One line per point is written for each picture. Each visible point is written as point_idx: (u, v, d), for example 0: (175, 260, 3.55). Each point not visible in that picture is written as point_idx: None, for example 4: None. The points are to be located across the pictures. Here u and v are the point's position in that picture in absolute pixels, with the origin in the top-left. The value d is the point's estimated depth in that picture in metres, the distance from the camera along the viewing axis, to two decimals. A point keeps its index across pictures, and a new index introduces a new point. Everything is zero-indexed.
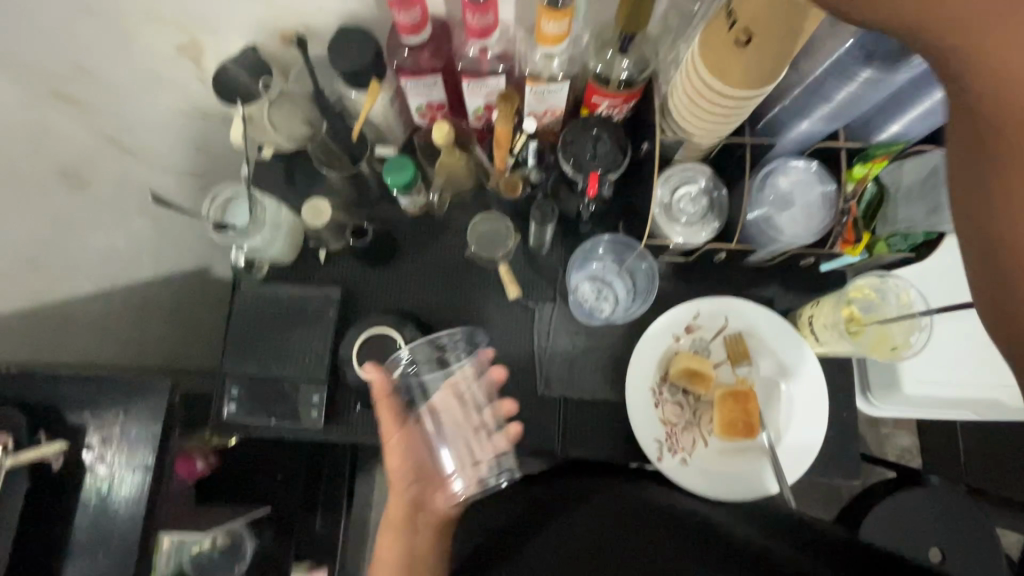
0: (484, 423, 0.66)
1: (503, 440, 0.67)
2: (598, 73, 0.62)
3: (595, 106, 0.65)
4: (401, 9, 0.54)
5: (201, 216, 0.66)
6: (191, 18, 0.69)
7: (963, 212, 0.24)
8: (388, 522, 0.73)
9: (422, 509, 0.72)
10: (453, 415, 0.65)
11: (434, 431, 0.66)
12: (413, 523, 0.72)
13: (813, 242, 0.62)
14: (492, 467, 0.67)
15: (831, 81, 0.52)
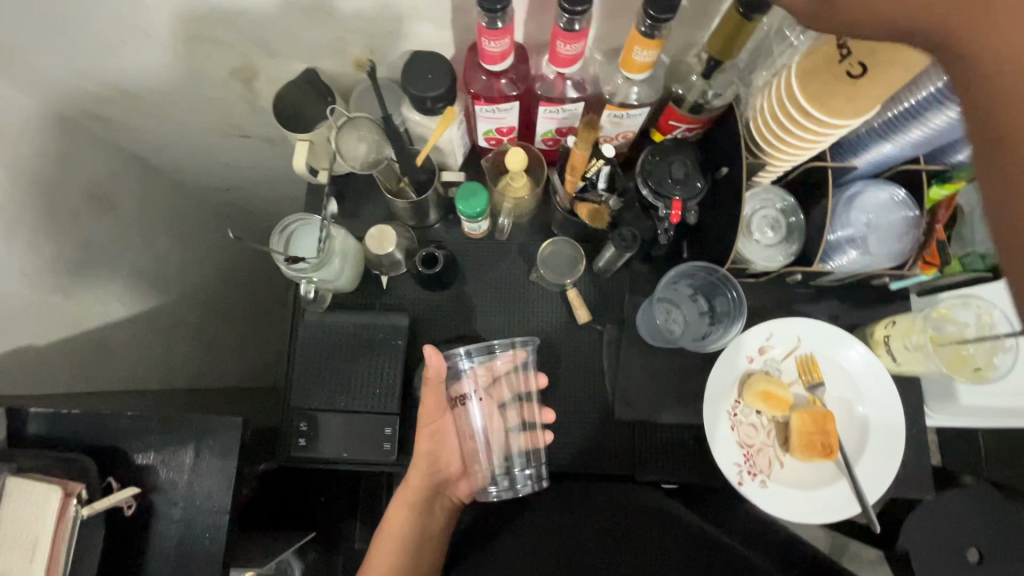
0: (514, 415, 0.68)
1: (534, 437, 0.68)
2: (677, 95, 0.61)
3: (670, 129, 0.64)
4: (491, 38, 0.52)
5: (270, 249, 0.64)
6: (253, 42, 0.66)
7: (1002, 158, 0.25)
8: (403, 500, 0.71)
9: (440, 494, 0.74)
10: (489, 401, 0.68)
11: (471, 417, 0.70)
12: (427, 502, 0.72)
13: (893, 266, 0.63)
14: (520, 460, 0.68)
15: (931, 106, 0.51)
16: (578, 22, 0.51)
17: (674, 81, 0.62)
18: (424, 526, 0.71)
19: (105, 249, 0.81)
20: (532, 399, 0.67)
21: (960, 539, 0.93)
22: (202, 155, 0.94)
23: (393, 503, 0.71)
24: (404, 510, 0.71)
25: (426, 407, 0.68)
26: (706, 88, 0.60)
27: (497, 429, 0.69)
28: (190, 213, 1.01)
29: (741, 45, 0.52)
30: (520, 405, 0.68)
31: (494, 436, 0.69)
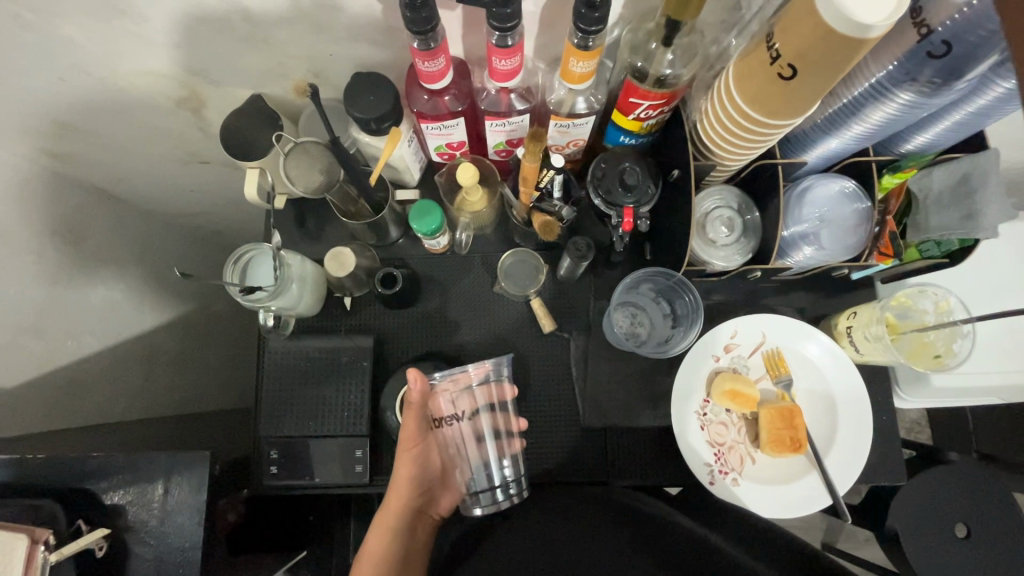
0: (490, 426, 0.67)
1: (510, 444, 0.67)
2: (637, 68, 0.55)
3: (632, 107, 0.58)
4: (425, 59, 0.52)
5: (225, 281, 0.63)
6: (194, 72, 0.65)
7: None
8: (381, 523, 0.65)
9: (423, 515, 0.70)
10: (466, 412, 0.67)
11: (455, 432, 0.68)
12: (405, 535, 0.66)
13: (851, 258, 0.62)
14: (498, 466, 0.68)
15: (869, 101, 0.51)
16: (510, 38, 0.50)
17: (635, 54, 0.55)
18: (408, 550, 0.66)
19: (70, 286, 0.80)
20: (505, 406, 0.67)
21: (945, 516, 0.93)
22: (163, 184, 0.93)
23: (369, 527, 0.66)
24: (381, 539, 0.65)
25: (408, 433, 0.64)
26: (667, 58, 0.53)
27: (473, 440, 0.68)
28: (160, 241, 1.00)
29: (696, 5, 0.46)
30: (495, 416, 0.67)
31: (469, 446, 0.68)
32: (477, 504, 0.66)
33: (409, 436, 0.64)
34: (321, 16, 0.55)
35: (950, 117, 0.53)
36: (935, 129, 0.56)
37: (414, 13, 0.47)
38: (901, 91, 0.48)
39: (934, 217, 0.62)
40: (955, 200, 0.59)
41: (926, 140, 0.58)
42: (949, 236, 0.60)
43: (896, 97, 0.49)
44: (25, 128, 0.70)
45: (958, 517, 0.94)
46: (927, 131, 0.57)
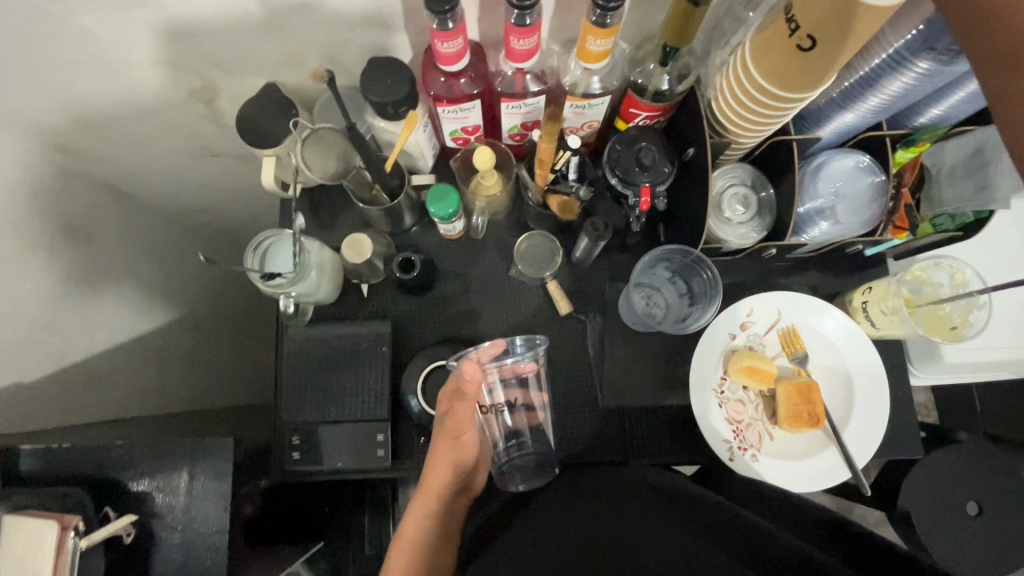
0: (518, 399, 0.70)
1: (532, 417, 0.70)
2: (637, 83, 0.61)
3: (632, 116, 0.64)
4: (444, 39, 0.52)
5: (245, 267, 0.64)
6: (208, 61, 0.65)
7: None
8: (418, 502, 0.69)
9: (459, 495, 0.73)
10: (500, 389, 0.69)
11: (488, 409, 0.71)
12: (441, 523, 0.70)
13: (866, 232, 0.63)
14: (524, 438, 0.71)
15: (886, 73, 0.51)
16: (528, 16, 0.50)
17: (633, 70, 0.61)
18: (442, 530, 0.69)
19: (83, 282, 0.80)
20: (531, 382, 0.69)
21: (957, 494, 0.94)
22: (174, 179, 0.93)
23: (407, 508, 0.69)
24: (418, 524, 0.68)
25: (453, 425, 0.67)
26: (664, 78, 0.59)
27: (506, 415, 0.71)
28: (172, 236, 1.00)
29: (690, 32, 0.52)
30: (523, 390, 0.69)
31: (498, 419, 0.71)
32: (515, 481, 0.68)
33: (456, 424, 0.67)
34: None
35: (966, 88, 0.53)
36: (950, 100, 0.56)
37: None
38: (918, 61, 0.48)
39: (947, 190, 0.63)
40: (969, 173, 0.60)
41: (941, 113, 0.58)
42: (964, 208, 0.61)
43: (913, 67, 0.49)
44: (40, 123, 0.70)
45: (972, 495, 0.94)
46: (941, 103, 0.57)
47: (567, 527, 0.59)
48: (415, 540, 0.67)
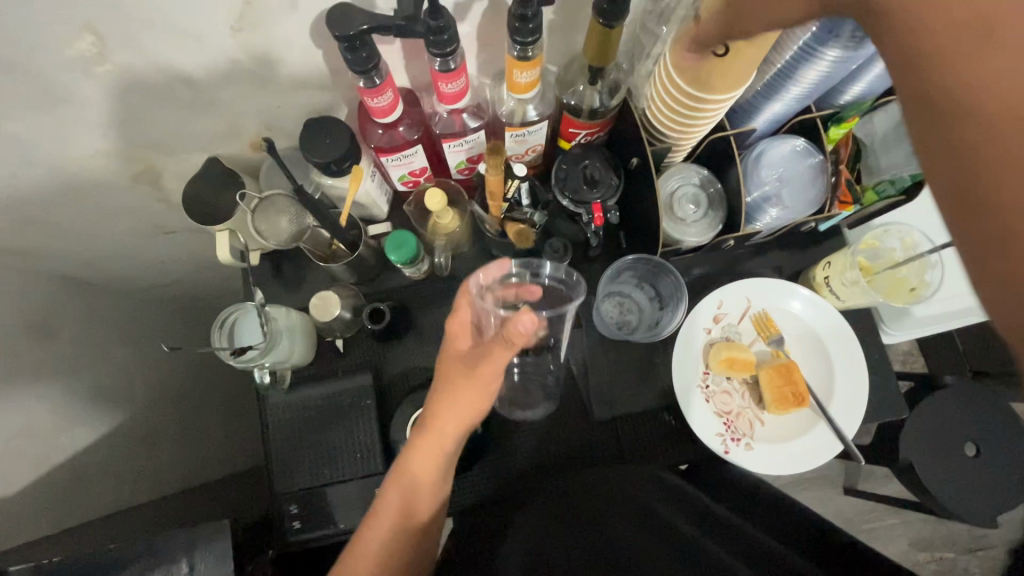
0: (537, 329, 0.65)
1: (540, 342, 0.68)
2: (571, 105, 0.62)
3: (572, 136, 0.65)
4: (373, 96, 0.53)
5: (214, 347, 0.63)
6: (146, 146, 0.64)
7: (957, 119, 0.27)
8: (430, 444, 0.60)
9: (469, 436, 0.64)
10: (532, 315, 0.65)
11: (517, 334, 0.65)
12: (447, 464, 0.61)
13: (815, 211, 0.65)
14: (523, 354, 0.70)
15: (799, 63, 0.53)
16: (452, 62, 0.51)
17: (565, 92, 0.62)
18: (448, 475, 0.63)
19: (53, 382, 0.76)
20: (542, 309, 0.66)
21: (953, 436, 0.96)
22: (132, 259, 0.91)
23: (414, 447, 0.60)
24: (430, 464, 0.60)
25: (486, 370, 0.57)
26: (597, 95, 0.61)
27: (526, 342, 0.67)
28: (138, 317, 0.97)
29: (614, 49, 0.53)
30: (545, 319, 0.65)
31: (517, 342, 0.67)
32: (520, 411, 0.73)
33: (494, 372, 0.57)
34: (263, 70, 0.56)
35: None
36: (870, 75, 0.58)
37: (354, 56, 0.47)
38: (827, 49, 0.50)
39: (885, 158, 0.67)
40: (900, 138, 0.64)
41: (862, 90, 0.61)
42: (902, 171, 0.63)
43: (823, 55, 0.51)
44: None
45: (968, 435, 0.96)
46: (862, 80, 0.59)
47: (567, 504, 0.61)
48: (419, 480, 0.59)
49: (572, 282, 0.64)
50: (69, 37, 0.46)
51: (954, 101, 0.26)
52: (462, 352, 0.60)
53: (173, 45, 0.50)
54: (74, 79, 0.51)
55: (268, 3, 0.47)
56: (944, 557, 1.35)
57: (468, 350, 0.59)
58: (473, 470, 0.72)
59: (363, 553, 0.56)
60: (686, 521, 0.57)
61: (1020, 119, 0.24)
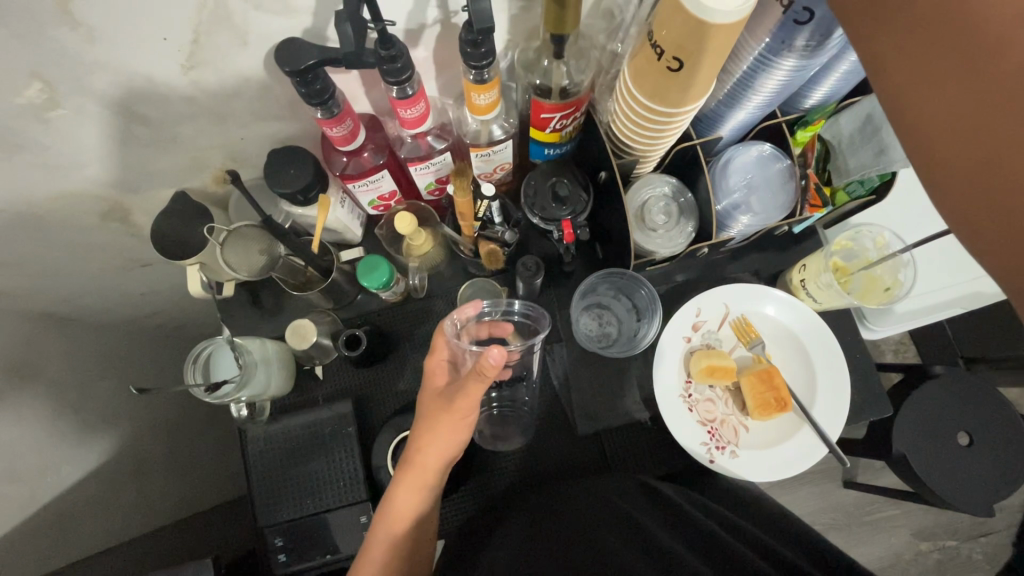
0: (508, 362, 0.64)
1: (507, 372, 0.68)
2: (539, 86, 0.58)
3: (544, 121, 0.59)
4: (332, 126, 0.52)
5: (188, 384, 0.62)
6: (111, 186, 0.64)
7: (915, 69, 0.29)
8: (415, 477, 0.59)
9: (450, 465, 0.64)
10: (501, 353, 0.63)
11: None
12: (431, 494, 0.61)
13: (787, 215, 0.64)
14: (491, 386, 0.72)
15: (758, 72, 0.53)
16: (408, 88, 0.51)
17: (531, 73, 0.58)
18: (432, 505, 0.62)
19: (37, 423, 0.75)
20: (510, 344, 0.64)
21: (946, 428, 0.95)
22: (111, 294, 0.88)
23: (399, 484, 0.59)
24: (415, 498, 0.59)
25: (462, 405, 0.55)
26: (564, 71, 0.56)
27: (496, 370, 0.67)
28: (122, 350, 0.92)
29: (574, 15, 0.47)
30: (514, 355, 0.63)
31: None
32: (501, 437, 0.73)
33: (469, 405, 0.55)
34: (221, 105, 0.56)
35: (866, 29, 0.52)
36: (830, 78, 0.58)
37: (308, 88, 0.47)
38: (783, 58, 0.50)
39: (852, 159, 0.65)
40: (865, 139, 0.63)
41: (825, 92, 0.61)
42: (870, 171, 0.63)
43: (780, 63, 0.51)
44: None
45: (962, 425, 0.95)
46: (824, 83, 0.59)
47: (548, 516, 0.60)
48: (404, 521, 0.58)
49: (538, 317, 0.61)
50: (17, 86, 0.46)
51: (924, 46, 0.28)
52: (440, 390, 0.59)
53: (125, 86, 0.49)
54: (27, 125, 0.50)
55: (218, 41, 0.47)
56: (947, 546, 1.34)
57: (445, 385, 0.59)
58: (458, 493, 0.72)
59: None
60: (654, 523, 0.56)
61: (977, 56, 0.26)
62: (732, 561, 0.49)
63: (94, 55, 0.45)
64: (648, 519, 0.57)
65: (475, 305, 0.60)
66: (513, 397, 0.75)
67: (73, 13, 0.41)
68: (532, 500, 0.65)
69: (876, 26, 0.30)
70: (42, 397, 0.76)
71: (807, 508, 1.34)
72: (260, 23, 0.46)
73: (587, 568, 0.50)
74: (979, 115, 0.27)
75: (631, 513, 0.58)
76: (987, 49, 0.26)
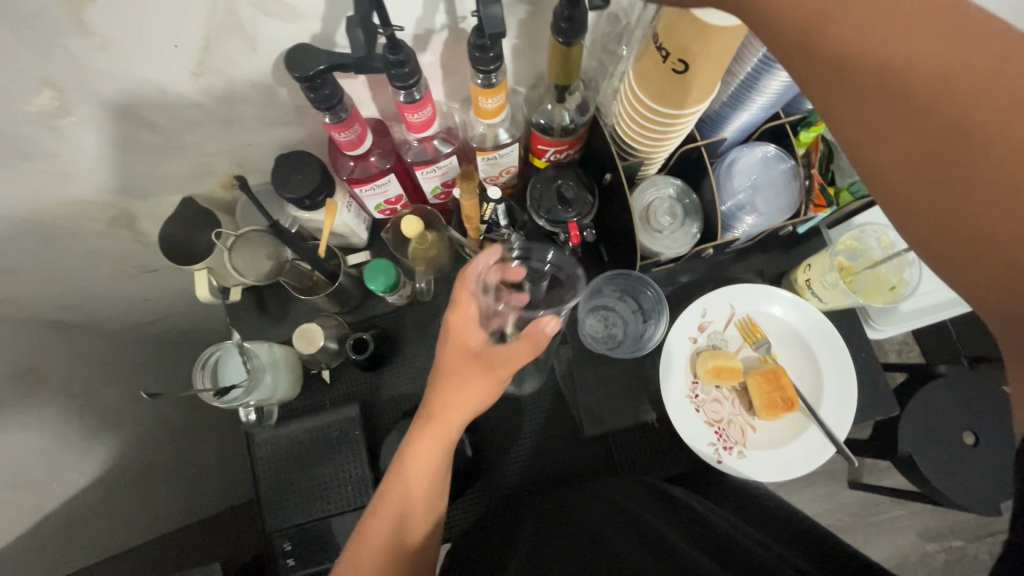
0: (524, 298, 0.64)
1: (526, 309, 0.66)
2: (541, 123, 0.62)
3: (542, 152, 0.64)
4: (340, 130, 0.53)
5: (196, 389, 0.62)
6: (119, 192, 0.64)
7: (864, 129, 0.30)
8: (436, 430, 0.54)
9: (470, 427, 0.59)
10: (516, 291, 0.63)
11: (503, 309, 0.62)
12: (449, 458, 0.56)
13: (791, 215, 0.65)
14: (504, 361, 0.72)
15: (762, 72, 0.53)
16: (416, 92, 0.51)
17: (534, 113, 0.62)
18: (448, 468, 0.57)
19: (43, 430, 0.75)
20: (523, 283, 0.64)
21: (952, 427, 0.95)
22: (116, 301, 0.87)
23: (417, 438, 0.54)
24: (434, 456, 0.54)
25: (496, 358, 0.52)
26: (565, 114, 0.60)
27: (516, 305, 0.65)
28: (128, 357, 0.92)
29: (576, 64, 0.52)
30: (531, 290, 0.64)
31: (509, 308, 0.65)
32: (507, 441, 0.73)
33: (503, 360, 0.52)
34: (228, 111, 0.56)
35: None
36: None
37: (318, 94, 0.47)
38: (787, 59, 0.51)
39: None
40: None
41: None
42: None
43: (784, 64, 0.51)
44: None
45: (967, 424, 0.95)
46: None
47: (555, 518, 0.60)
48: (424, 479, 0.54)
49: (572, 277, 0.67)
50: (29, 93, 0.46)
51: (870, 98, 0.29)
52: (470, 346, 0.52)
53: (135, 93, 0.50)
54: (38, 132, 0.51)
55: (227, 47, 0.47)
56: (954, 546, 1.34)
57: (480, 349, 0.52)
58: (465, 496, 0.72)
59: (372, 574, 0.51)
60: (666, 526, 0.55)
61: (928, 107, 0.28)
62: (741, 555, 0.49)
63: (105, 62, 0.46)
64: (656, 519, 0.57)
65: (495, 253, 0.56)
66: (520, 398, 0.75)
67: (85, 21, 0.41)
68: (537, 504, 0.65)
69: (828, 87, 0.30)
70: (47, 404, 0.76)
71: (812, 509, 1.34)
72: (271, 29, 0.47)
73: (597, 562, 0.50)
74: (943, 156, 0.28)
75: (644, 516, 0.57)
76: (920, 110, 0.28)
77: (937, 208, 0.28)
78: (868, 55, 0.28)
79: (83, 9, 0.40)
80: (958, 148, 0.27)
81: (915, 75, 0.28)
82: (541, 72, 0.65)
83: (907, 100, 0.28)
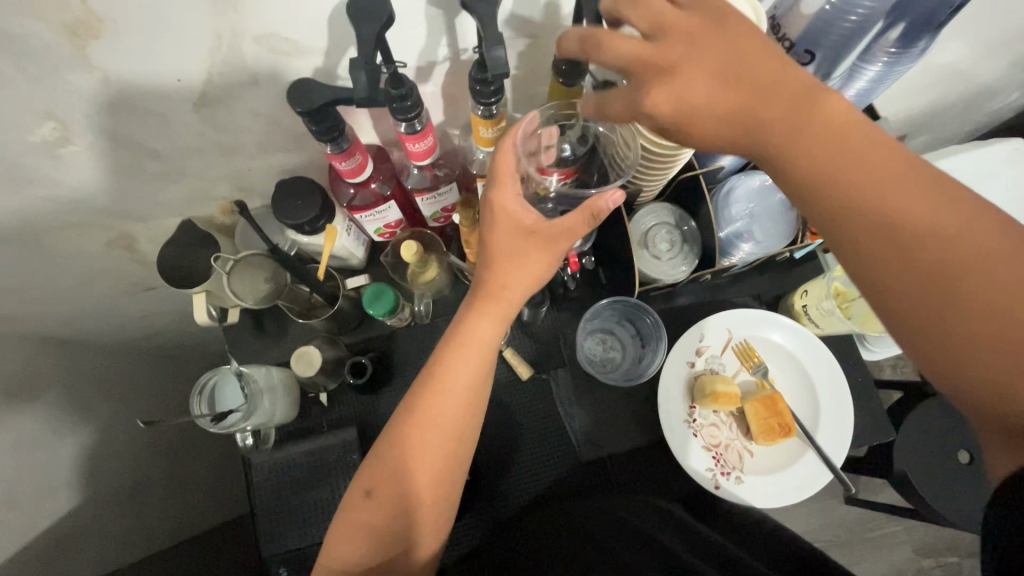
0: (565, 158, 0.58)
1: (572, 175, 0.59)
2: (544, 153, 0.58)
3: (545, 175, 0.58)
4: (342, 160, 0.53)
5: (193, 415, 0.62)
6: (118, 215, 0.64)
7: (846, 237, 0.34)
8: (493, 306, 0.54)
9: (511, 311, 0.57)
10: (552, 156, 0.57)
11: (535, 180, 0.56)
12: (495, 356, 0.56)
13: (788, 243, 0.65)
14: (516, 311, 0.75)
15: None
16: (417, 124, 0.52)
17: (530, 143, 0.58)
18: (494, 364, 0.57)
19: (34, 449, 0.74)
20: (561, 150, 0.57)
21: (947, 446, 0.95)
22: (111, 318, 0.86)
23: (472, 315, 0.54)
24: (491, 328, 0.54)
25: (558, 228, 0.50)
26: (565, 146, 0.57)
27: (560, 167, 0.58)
28: (123, 373, 0.91)
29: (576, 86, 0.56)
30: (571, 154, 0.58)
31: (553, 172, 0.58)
32: (505, 463, 0.73)
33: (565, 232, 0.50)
34: (231, 139, 0.56)
35: (870, 70, 0.55)
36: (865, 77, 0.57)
37: (321, 126, 0.48)
38: None
39: None
40: None
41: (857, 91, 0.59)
42: None
43: None
44: None
45: (962, 443, 0.96)
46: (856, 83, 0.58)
47: (562, 540, 0.60)
48: (483, 350, 0.54)
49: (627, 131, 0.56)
50: (31, 125, 0.46)
51: (856, 208, 0.33)
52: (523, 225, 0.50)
53: (137, 124, 0.50)
54: (38, 160, 0.51)
55: (229, 82, 0.48)
56: (949, 562, 1.34)
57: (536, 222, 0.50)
58: (463, 517, 0.71)
59: (420, 458, 0.52)
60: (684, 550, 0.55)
61: (910, 229, 0.32)
62: None
63: (106, 95, 0.46)
64: (668, 539, 0.58)
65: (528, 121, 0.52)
66: (518, 419, 0.75)
67: (89, 57, 0.41)
68: (537, 523, 0.65)
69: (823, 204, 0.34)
70: (38, 421, 0.75)
71: (809, 524, 1.34)
72: (273, 63, 0.47)
73: None
74: (921, 276, 0.32)
75: (659, 538, 0.58)
76: (900, 231, 0.32)
77: (922, 318, 0.33)
78: (853, 177, 0.33)
79: (86, 46, 0.40)
80: (935, 275, 0.32)
81: (892, 203, 0.33)
82: (541, 101, 0.65)
83: (890, 226, 0.33)
